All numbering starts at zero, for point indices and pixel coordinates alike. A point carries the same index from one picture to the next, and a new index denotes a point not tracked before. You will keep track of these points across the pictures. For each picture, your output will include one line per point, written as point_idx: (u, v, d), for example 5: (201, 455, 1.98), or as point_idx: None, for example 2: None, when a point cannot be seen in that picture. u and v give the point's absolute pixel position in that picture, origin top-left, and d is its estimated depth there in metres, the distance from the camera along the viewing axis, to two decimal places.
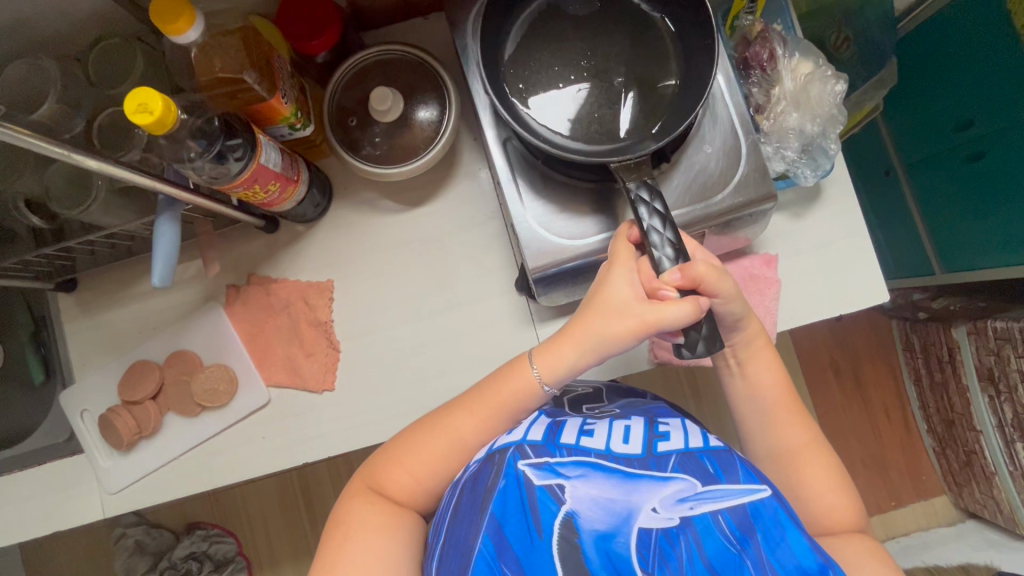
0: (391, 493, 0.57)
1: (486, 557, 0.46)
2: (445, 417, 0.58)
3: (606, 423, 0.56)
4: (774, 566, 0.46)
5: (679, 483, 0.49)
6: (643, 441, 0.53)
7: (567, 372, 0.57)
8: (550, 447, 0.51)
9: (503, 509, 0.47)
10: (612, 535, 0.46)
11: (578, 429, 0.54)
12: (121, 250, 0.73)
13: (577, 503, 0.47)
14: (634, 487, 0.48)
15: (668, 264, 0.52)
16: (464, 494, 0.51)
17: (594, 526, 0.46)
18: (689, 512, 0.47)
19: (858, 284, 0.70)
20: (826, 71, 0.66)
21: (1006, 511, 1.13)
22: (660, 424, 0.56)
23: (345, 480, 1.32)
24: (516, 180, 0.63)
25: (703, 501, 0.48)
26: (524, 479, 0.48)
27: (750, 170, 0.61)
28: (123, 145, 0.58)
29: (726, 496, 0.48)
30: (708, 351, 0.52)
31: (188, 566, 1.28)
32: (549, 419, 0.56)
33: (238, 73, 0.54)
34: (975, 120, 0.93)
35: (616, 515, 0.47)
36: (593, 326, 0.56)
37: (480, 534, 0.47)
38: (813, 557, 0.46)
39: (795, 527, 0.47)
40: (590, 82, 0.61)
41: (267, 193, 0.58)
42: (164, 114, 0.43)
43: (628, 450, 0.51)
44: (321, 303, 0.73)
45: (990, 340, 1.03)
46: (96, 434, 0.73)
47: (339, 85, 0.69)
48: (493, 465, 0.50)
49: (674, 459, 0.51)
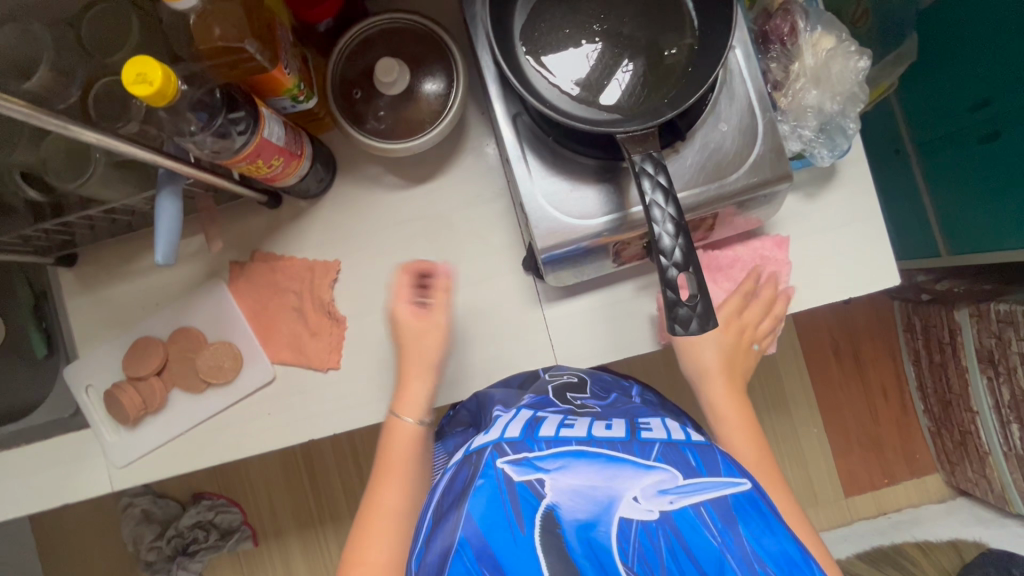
0: None
1: (463, 555, 0.45)
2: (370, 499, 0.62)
3: (588, 420, 0.58)
4: (757, 553, 0.46)
5: (660, 473, 0.50)
6: (626, 428, 0.56)
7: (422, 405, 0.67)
8: (528, 442, 0.52)
9: (481, 506, 0.47)
10: (592, 524, 0.46)
11: (557, 424, 0.56)
12: (121, 225, 0.72)
13: (558, 494, 0.47)
14: (615, 475, 0.49)
15: (668, 239, 0.50)
16: (443, 497, 0.51)
17: (575, 516, 0.47)
18: (670, 503, 0.48)
19: (868, 267, 0.69)
20: (850, 46, 0.64)
21: (997, 490, 1.14)
22: (641, 425, 0.58)
23: (348, 454, 1.33)
24: (525, 157, 0.61)
25: (685, 494, 0.49)
26: (506, 475, 0.48)
27: (765, 150, 0.59)
28: (119, 114, 0.56)
29: (705, 488, 0.49)
30: (701, 329, 0.50)
31: (195, 534, 1.32)
32: (528, 415, 0.58)
33: (236, 42, 0.51)
34: (992, 98, 0.91)
35: (596, 503, 0.47)
36: (417, 371, 0.67)
37: (457, 533, 0.46)
38: (795, 547, 0.48)
39: (773, 516, 0.49)
40: (603, 54, 0.59)
41: (271, 167, 0.57)
42: (165, 85, 0.41)
43: (609, 435, 0.54)
44: (326, 282, 0.72)
45: (992, 323, 1.03)
46: (101, 409, 0.73)
47: (342, 56, 0.67)
48: (471, 466, 0.51)
49: (657, 449, 0.53)
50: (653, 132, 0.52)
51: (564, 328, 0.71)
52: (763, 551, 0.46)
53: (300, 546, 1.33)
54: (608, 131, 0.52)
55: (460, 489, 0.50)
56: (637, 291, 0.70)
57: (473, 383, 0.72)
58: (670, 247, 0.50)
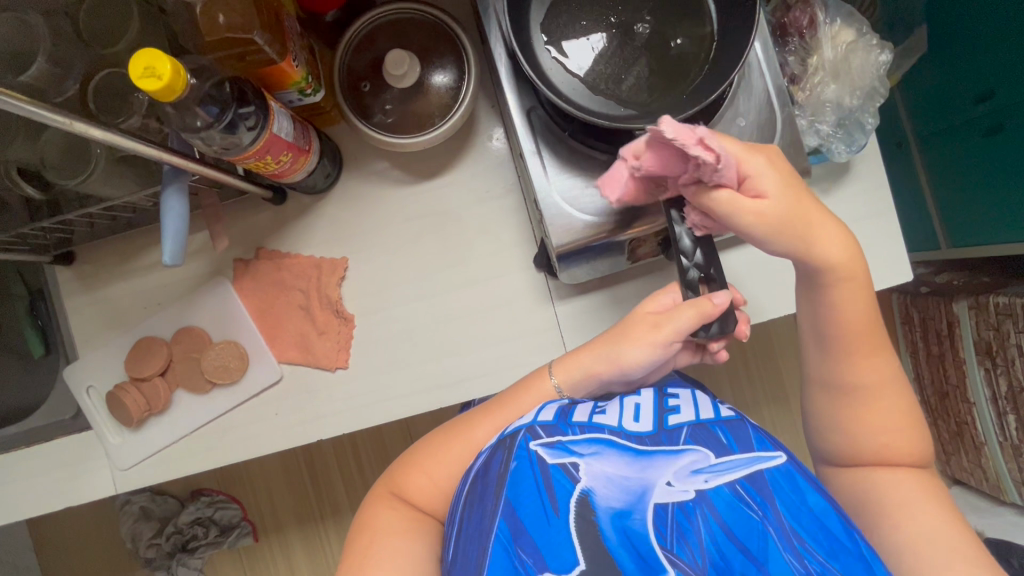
0: (413, 498, 0.58)
1: (502, 542, 0.47)
2: (466, 427, 0.60)
3: (617, 402, 0.58)
4: (796, 531, 0.48)
5: (693, 454, 0.51)
6: (654, 418, 0.55)
7: (582, 377, 0.59)
8: (562, 426, 0.53)
9: (517, 493, 0.49)
10: (628, 512, 0.48)
11: (589, 410, 0.56)
12: (121, 224, 0.69)
13: (592, 480, 0.49)
14: (648, 465, 0.50)
15: (688, 241, 0.52)
16: (477, 482, 0.53)
17: (610, 504, 0.48)
18: (705, 483, 0.50)
19: (881, 263, 0.69)
20: (870, 40, 0.63)
21: (992, 480, 1.15)
22: (670, 398, 0.58)
23: (347, 449, 1.33)
24: (540, 152, 0.59)
25: (719, 472, 0.50)
26: (540, 458, 0.50)
27: (784, 146, 0.58)
28: (121, 109, 0.55)
29: (738, 465, 0.51)
30: (722, 332, 0.52)
31: (194, 531, 1.30)
32: (557, 404, 0.57)
33: (247, 33, 0.49)
34: (997, 91, 0.90)
35: (629, 492, 0.49)
36: (618, 334, 0.58)
37: (495, 518, 0.49)
38: (835, 519, 0.49)
39: (810, 489, 0.51)
40: (619, 45, 0.57)
41: (278, 164, 0.55)
42: (174, 79, 0.39)
43: (638, 430, 0.53)
44: (333, 280, 0.70)
45: (991, 315, 1.03)
46: (104, 411, 0.71)
47: (350, 47, 0.65)
48: (505, 450, 0.53)
49: (686, 432, 0.53)
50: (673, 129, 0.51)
51: (575, 325, 0.70)
52: (800, 522, 0.48)
53: (300, 540, 1.33)
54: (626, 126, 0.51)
55: (496, 477, 0.51)
56: (649, 288, 0.69)
57: (484, 381, 0.71)
58: (690, 248, 0.52)
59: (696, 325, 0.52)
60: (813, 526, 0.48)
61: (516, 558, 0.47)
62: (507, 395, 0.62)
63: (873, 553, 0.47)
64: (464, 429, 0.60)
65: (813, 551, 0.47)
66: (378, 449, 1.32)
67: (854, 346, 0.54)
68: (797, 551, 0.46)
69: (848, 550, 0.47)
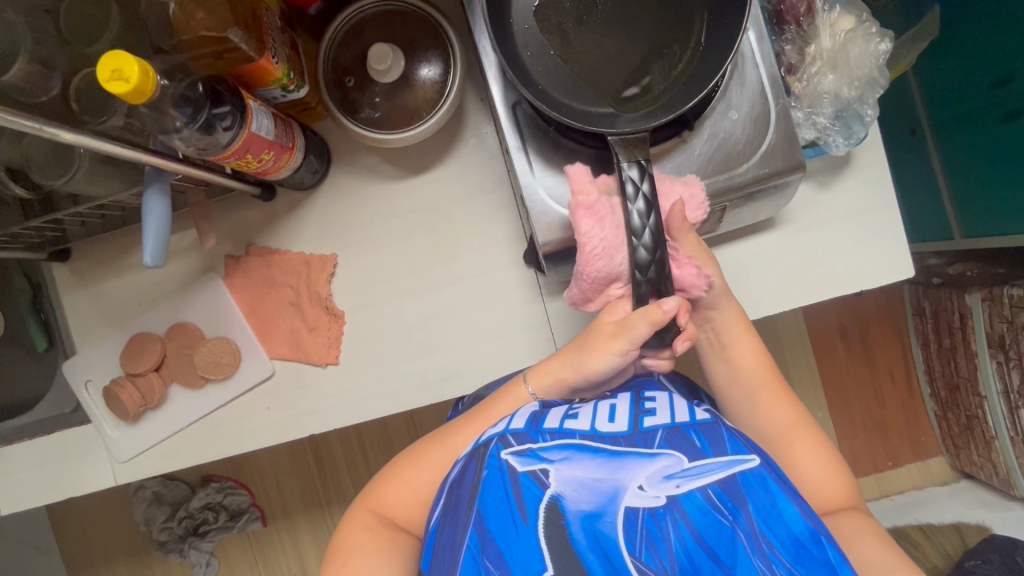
0: (392, 514, 0.59)
1: (472, 552, 0.49)
2: (445, 436, 0.61)
3: (592, 404, 0.58)
4: (766, 535, 0.49)
5: (665, 459, 0.51)
6: (628, 419, 0.55)
7: (552, 383, 0.60)
8: (533, 433, 0.53)
9: (487, 504, 0.50)
10: (598, 515, 0.49)
11: (562, 415, 0.56)
12: (113, 220, 0.70)
13: (562, 485, 0.50)
14: (620, 467, 0.51)
15: (643, 254, 0.50)
16: (451, 492, 0.53)
17: (580, 507, 0.49)
18: (677, 488, 0.50)
19: (883, 257, 0.67)
20: (871, 28, 0.60)
21: (1002, 474, 1.12)
22: (647, 400, 0.58)
23: (353, 437, 1.34)
24: (526, 148, 0.58)
25: (690, 478, 0.50)
26: (510, 467, 0.51)
27: (778, 139, 0.56)
28: (104, 109, 0.55)
29: (713, 469, 0.51)
30: (664, 343, 0.53)
31: (205, 516, 1.33)
32: (535, 407, 0.58)
33: (223, 32, 0.49)
34: (1015, 75, 0.86)
35: (602, 495, 0.49)
36: (581, 345, 0.59)
37: (467, 530, 0.50)
38: (803, 524, 0.49)
39: (785, 497, 0.50)
40: (606, 31, 0.55)
41: (260, 162, 0.55)
42: (142, 81, 0.39)
43: (612, 429, 0.54)
44: (323, 277, 0.70)
45: (1005, 308, 1.00)
46: (102, 404, 0.72)
47: (335, 40, 0.64)
48: (478, 459, 0.53)
49: (660, 436, 0.53)
50: (642, 138, 0.51)
51: (565, 323, 0.69)
52: (772, 529, 0.49)
53: (306, 526, 1.35)
54: (600, 132, 0.51)
55: (468, 487, 0.52)
56: None
57: (475, 378, 0.71)
58: (645, 261, 0.50)
59: (648, 329, 0.52)
60: (784, 535, 0.49)
61: (482, 567, 0.48)
62: (489, 402, 0.62)
63: (842, 557, 0.48)
64: (444, 438, 0.61)
65: (782, 557, 0.48)
66: (382, 438, 1.34)
67: (759, 396, 0.62)
68: (766, 557, 0.48)
69: (817, 560, 0.48)
